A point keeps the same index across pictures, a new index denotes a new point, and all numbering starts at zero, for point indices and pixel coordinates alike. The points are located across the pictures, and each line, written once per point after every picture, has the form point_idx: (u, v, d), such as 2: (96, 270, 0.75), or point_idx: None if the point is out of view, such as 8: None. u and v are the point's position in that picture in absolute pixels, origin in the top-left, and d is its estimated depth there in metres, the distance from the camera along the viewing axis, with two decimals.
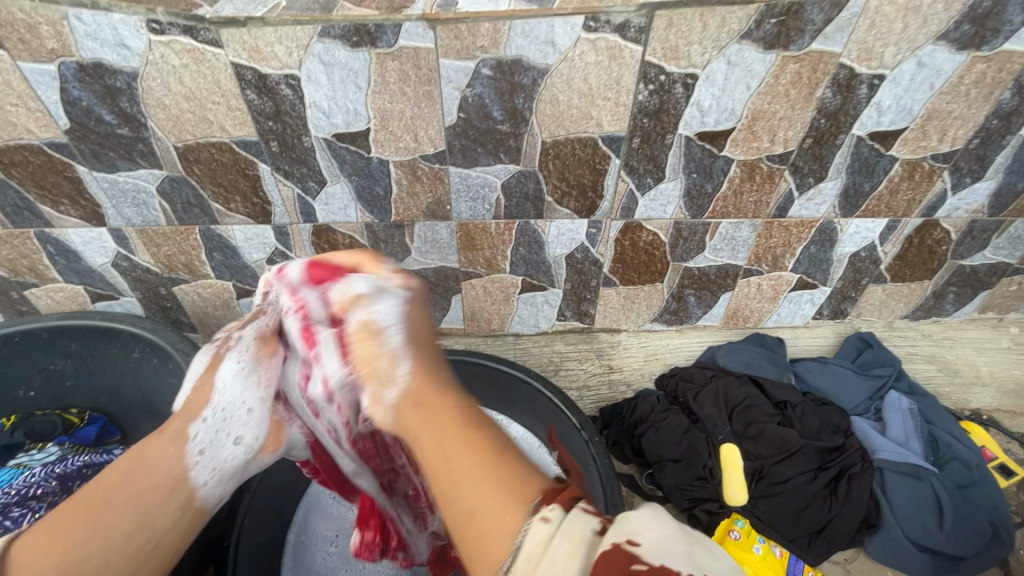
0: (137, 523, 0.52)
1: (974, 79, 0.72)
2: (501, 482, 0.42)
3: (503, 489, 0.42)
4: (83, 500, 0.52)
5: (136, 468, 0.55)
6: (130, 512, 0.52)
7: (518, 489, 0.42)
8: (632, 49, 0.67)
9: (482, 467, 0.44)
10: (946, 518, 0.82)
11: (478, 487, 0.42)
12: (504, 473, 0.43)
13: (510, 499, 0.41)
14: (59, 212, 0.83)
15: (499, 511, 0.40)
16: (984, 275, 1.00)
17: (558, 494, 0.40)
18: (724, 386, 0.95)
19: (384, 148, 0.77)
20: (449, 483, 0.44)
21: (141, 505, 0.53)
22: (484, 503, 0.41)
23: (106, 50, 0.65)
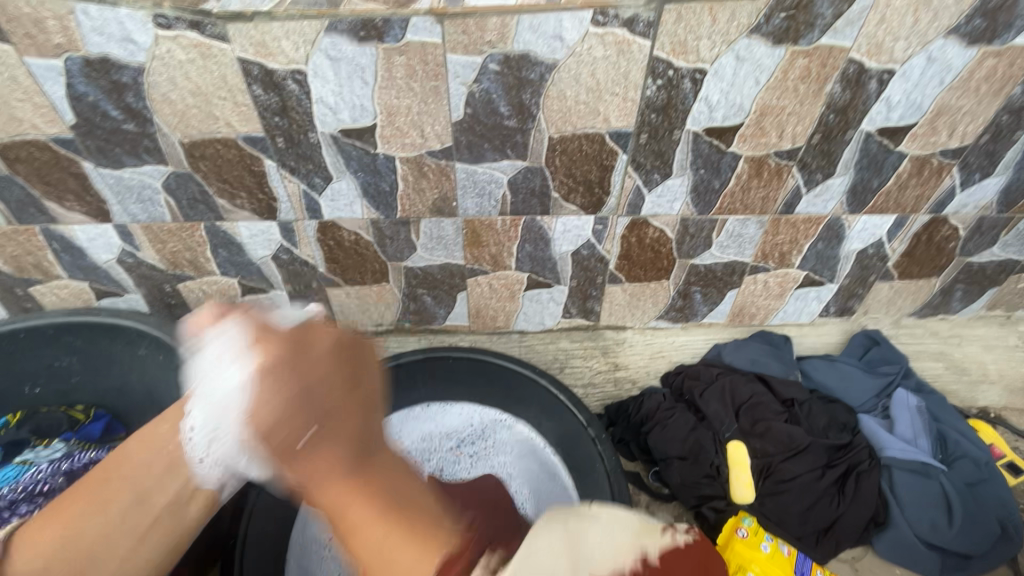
0: (137, 501, 0.65)
1: (985, 74, 0.71)
2: (411, 542, 0.46)
3: (408, 561, 0.45)
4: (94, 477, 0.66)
5: (128, 458, 0.67)
6: (129, 493, 0.65)
7: (427, 540, 0.47)
8: (640, 44, 0.67)
9: (394, 527, 0.47)
10: (954, 516, 0.82)
11: (389, 546, 0.46)
12: (413, 529, 0.47)
13: (416, 571, 0.44)
14: (64, 208, 0.83)
15: (403, 565, 0.45)
16: (992, 272, 0.99)
17: (454, 565, 0.44)
18: (730, 383, 0.94)
19: (391, 144, 0.76)
20: (366, 542, 0.48)
21: (137, 488, 0.65)
22: (394, 559, 0.45)
23: (112, 45, 0.65)
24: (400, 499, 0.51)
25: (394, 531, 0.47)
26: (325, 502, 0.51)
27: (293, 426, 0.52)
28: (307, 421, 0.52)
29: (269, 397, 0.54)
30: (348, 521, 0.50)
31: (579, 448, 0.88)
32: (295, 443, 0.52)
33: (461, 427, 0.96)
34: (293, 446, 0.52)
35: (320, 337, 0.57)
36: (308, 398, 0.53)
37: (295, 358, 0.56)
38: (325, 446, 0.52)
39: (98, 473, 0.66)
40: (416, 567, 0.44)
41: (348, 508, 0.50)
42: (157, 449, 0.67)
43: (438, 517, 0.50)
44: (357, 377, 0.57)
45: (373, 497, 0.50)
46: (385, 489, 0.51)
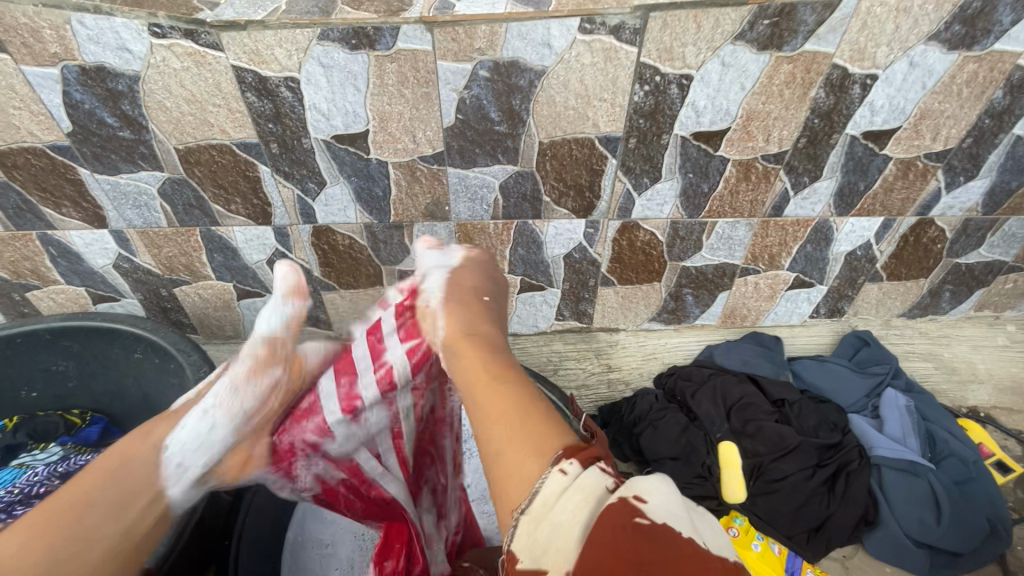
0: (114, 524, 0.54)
1: (966, 78, 0.73)
2: (527, 435, 0.45)
3: (533, 436, 0.45)
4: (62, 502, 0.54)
5: (112, 468, 0.58)
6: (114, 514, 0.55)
7: (539, 440, 0.44)
8: (627, 51, 0.68)
9: (515, 419, 0.46)
10: (943, 514, 0.83)
11: (506, 436, 0.45)
12: (534, 423, 0.46)
13: (537, 444, 0.44)
14: (61, 214, 0.84)
15: (519, 457, 0.43)
16: (979, 273, 1.01)
17: (580, 450, 0.42)
18: (722, 383, 0.95)
19: (383, 150, 0.77)
20: (491, 430, 0.47)
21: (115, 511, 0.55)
22: (508, 450, 0.44)
23: (108, 53, 0.66)
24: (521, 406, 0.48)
25: (515, 423, 0.46)
26: (471, 381, 0.53)
27: (476, 295, 0.65)
28: (473, 296, 0.65)
29: (472, 272, 0.69)
30: (490, 398, 0.50)
31: None
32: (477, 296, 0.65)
33: None
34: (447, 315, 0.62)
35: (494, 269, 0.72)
36: (490, 278, 0.69)
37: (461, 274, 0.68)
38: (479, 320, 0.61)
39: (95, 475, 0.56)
40: (529, 468, 0.42)
41: (480, 390, 0.51)
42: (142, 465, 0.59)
43: (548, 420, 0.46)
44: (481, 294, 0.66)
45: (509, 392, 0.50)
46: (502, 387, 0.50)
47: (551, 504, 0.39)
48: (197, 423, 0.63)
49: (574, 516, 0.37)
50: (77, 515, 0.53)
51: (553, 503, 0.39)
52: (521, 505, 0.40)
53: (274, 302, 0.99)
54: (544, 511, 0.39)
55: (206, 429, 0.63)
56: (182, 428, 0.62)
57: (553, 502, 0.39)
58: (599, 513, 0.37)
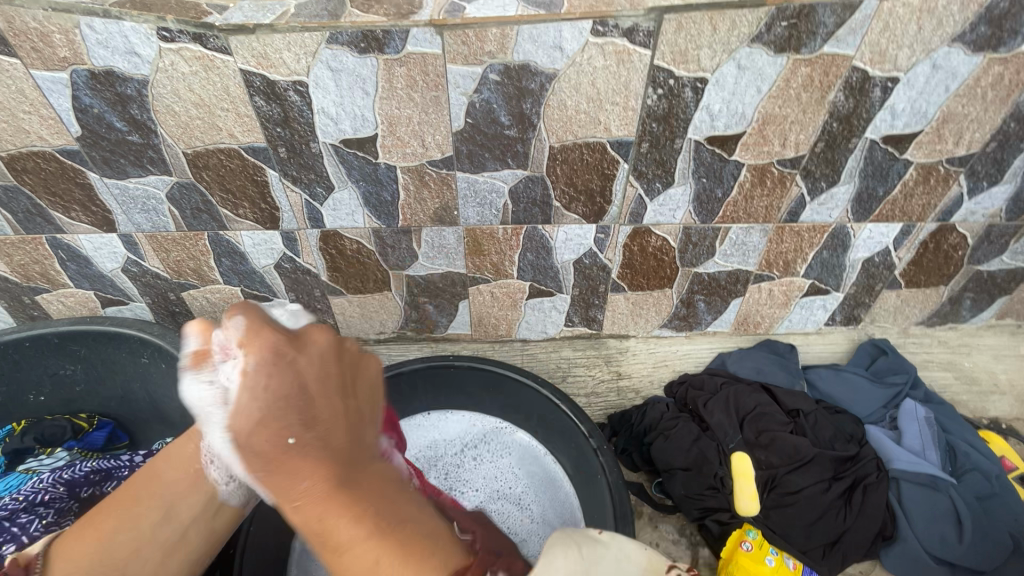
0: (164, 517, 0.59)
1: (991, 81, 0.70)
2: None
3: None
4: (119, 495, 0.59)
5: (159, 471, 0.61)
6: (152, 512, 0.59)
7: (411, 572, 0.41)
8: (640, 53, 0.66)
9: (396, 562, 0.42)
10: (964, 530, 0.80)
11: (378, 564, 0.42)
12: (401, 552, 0.42)
13: None
14: (70, 218, 0.84)
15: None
16: (1002, 281, 0.98)
17: (472, 574, 0.42)
18: (735, 393, 0.93)
19: (392, 155, 0.77)
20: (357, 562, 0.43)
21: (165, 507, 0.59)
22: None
23: (117, 57, 0.65)
24: (395, 519, 0.45)
25: (397, 562, 0.42)
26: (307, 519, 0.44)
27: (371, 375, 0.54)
28: (286, 425, 0.44)
29: (252, 396, 0.45)
30: (321, 526, 0.44)
31: (579, 455, 0.85)
32: (283, 434, 0.44)
33: (462, 435, 0.97)
34: (283, 446, 0.44)
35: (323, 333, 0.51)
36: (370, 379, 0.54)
37: (279, 363, 0.46)
38: (314, 449, 0.44)
39: (141, 479, 0.60)
40: None
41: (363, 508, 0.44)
42: (184, 464, 0.61)
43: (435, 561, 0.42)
44: (347, 384, 0.49)
45: (355, 513, 0.44)
46: (378, 505, 0.45)
47: None
48: (222, 424, 0.61)
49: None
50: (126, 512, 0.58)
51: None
52: None
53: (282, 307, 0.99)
54: None
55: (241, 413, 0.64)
56: None
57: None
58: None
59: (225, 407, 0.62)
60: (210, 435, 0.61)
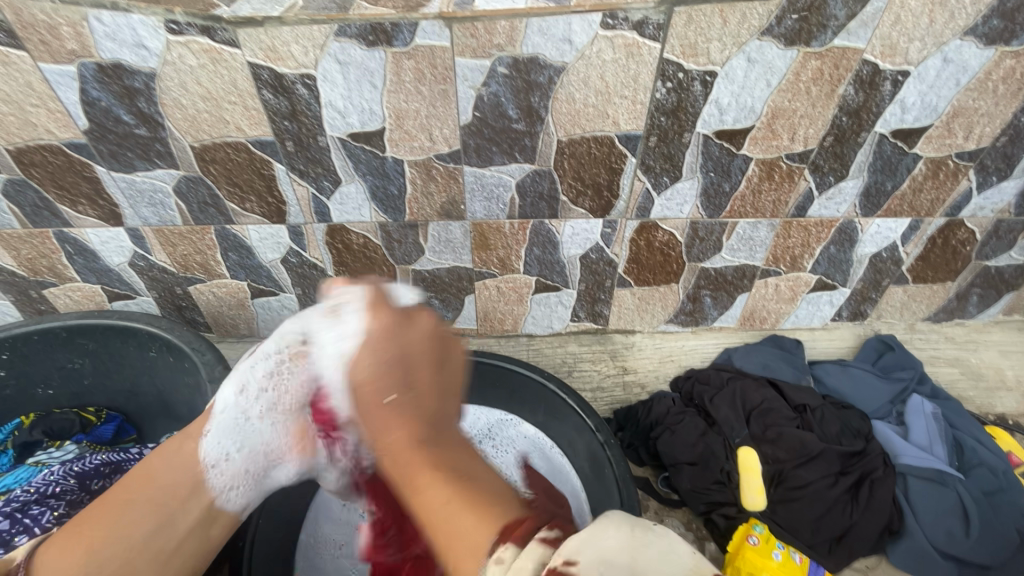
0: (157, 525, 0.55)
1: (1002, 75, 0.70)
2: (472, 513, 0.44)
3: (470, 520, 0.43)
4: (112, 499, 0.56)
5: (155, 470, 0.59)
6: (151, 518, 0.55)
7: (487, 514, 0.43)
8: (650, 47, 0.66)
9: (456, 502, 0.45)
10: (972, 526, 0.80)
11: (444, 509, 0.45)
12: (478, 502, 0.45)
13: (470, 541, 0.41)
14: (78, 212, 0.84)
15: (463, 533, 0.42)
16: (1009, 276, 0.97)
17: (518, 529, 0.41)
18: (741, 388, 0.93)
19: (399, 148, 0.76)
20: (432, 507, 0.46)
21: (161, 512, 0.56)
22: (458, 520, 0.44)
23: (125, 50, 0.65)
24: (463, 478, 0.48)
25: (463, 511, 0.44)
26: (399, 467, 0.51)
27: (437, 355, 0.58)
28: (388, 385, 0.54)
29: (369, 360, 0.57)
30: (423, 482, 0.48)
31: (585, 450, 0.85)
32: (380, 399, 0.54)
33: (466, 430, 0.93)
34: (380, 400, 0.54)
35: (421, 321, 0.60)
36: (404, 362, 0.56)
37: (390, 334, 0.58)
38: (408, 406, 0.53)
39: (133, 481, 0.57)
40: (475, 541, 0.41)
41: (421, 476, 0.49)
42: (185, 462, 0.60)
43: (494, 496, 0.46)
44: (438, 361, 0.58)
45: (443, 474, 0.48)
46: (454, 463, 0.50)
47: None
48: (230, 415, 0.65)
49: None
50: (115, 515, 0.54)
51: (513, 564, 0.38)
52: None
53: (288, 302, 0.99)
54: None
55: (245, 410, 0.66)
56: (220, 417, 0.65)
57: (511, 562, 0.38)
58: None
59: (238, 401, 0.66)
60: (214, 429, 0.64)
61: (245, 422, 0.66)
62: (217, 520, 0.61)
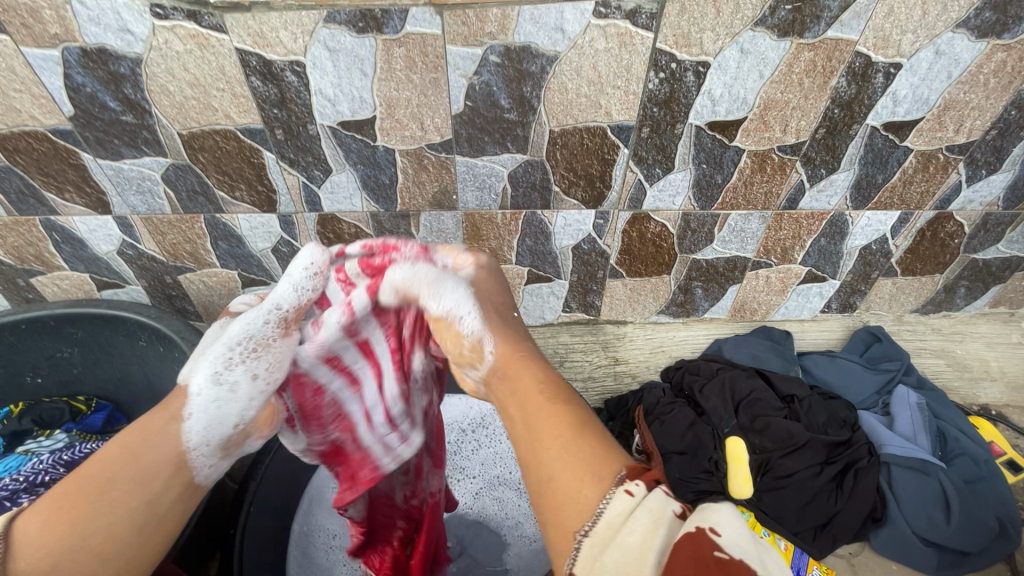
0: (146, 500, 0.46)
1: (994, 68, 0.70)
2: (582, 459, 0.40)
3: (591, 455, 0.40)
4: (84, 478, 0.45)
5: (136, 445, 0.48)
6: (138, 495, 0.45)
7: (597, 463, 0.40)
8: (643, 36, 0.66)
9: (569, 440, 0.42)
10: (952, 513, 0.82)
11: (566, 463, 0.40)
12: (594, 438, 0.42)
13: (593, 467, 0.39)
14: (64, 199, 0.83)
15: (576, 486, 0.39)
16: (996, 269, 0.99)
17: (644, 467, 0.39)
18: (731, 378, 0.94)
19: (390, 137, 0.76)
20: (546, 444, 0.43)
21: (148, 487, 0.46)
22: (564, 471, 0.40)
23: (109, 35, 0.64)
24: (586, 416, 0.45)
25: (570, 447, 0.41)
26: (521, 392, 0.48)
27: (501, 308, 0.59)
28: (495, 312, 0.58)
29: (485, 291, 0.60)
30: (542, 408, 0.45)
31: None
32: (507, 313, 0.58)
33: (460, 418, 0.95)
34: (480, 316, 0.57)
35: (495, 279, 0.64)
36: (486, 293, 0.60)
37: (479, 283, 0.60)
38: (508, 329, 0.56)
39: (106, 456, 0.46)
40: (587, 493, 0.38)
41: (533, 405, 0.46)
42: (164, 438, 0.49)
43: (602, 440, 0.42)
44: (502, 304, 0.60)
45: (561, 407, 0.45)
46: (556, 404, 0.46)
47: (617, 527, 0.35)
48: (207, 398, 0.53)
49: (643, 543, 0.33)
50: (146, 476, 0.46)
51: (620, 525, 0.35)
52: (583, 528, 0.36)
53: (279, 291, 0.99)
54: (611, 535, 0.34)
55: (221, 392, 0.54)
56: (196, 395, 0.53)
57: (620, 524, 0.35)
58: (676, 542, 0.32)
59: (215, 385, 0.54)
60: (196, 410, 0.52)
61: (231, 407, 0.54)
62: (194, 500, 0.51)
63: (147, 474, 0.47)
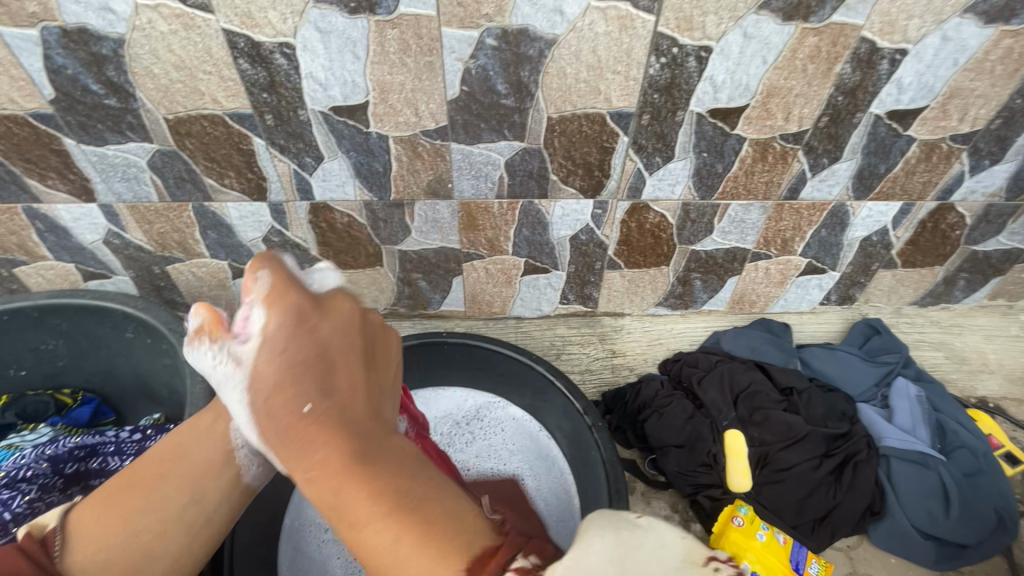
0: (191, 497, 0.56)
1: (1000, 55, 0.69)
2: (416, 572, 0.37)
3: (425, 564, 0.37)
4: (144, 471, 0.56)
5: (186, 447, 0.58)
6: (184, 492, 0.56)
7: (444, 551, 0.38)
8: (644, 19, 0.64)
9: (405, 552, 0.38)
10: (951, 506, 0.81)
11: (404, 567, 0.38)
12: (427, 532, 0.39)
13: None
14: (47, 186, 0.81)
15: None
16: (996, 261, 0.98)
17: (488, 564, 0.37)
18: (729, 370, 0.93)
19: (383, 123, 0.74)
20: (377, 557, 0.39)
21: (195, 484, 0.56)
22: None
23: (90, 14, 0.62)
24: (416, 500, 0.41)
25: (405, 556, 0.38)
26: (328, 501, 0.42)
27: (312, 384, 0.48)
28: (305, 390, 0.47)
29: (279, 356, 0.50)
30: (363, 527, 0.40)
31: (571, 430, 0.85)
32: (310, 401, 0.47)
33: (454, 411, 0.93)
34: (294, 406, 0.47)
35: (340, 307, 0.54)
36: (318, 357, 0.49)
37: (305, 329, 0.51)
38: (331, 414, 0.46)
39: (163, 455, 0.57)
40: None
41: (355, 516, 0.41)
42: (206, 441, 0.58)
43: (458, 525, 0.40)
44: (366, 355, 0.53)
45: (384, 506, 0.40)
46: (395, 489, 0.41)
47: None
48: None
49: None
50: (192, 475, 0.56)
51: None
52: None
53: None
54: None
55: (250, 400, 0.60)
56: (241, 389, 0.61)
57: None
58: None
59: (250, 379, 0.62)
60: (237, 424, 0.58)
61: None
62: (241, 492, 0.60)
63: (193, 473, 0.57)
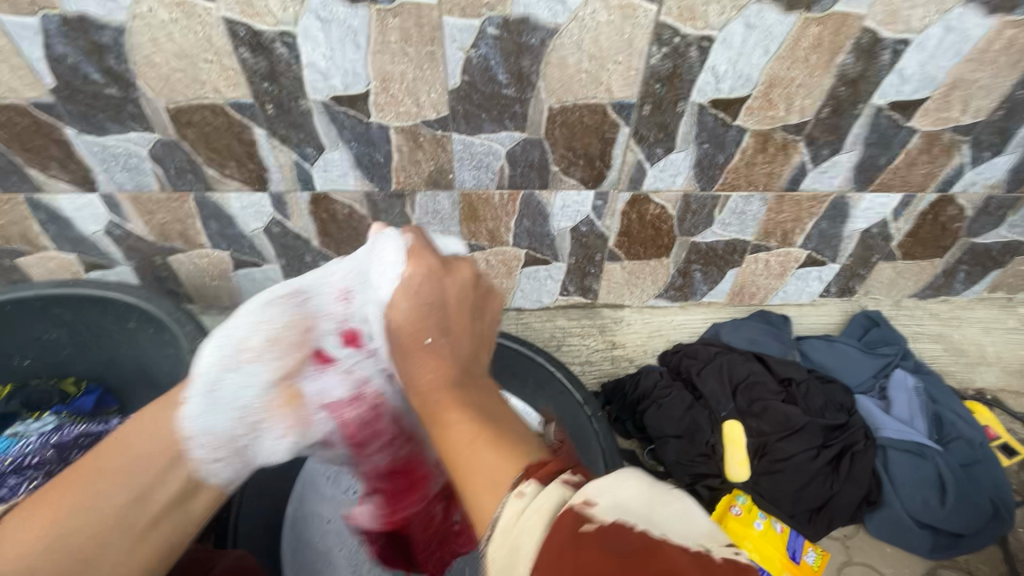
0: (134, 495, 0.49)
1: (1003, 45, 0.69)
2: (490, 460, 0.42)
3: (494, 460, 0.41)
4: (75, 469, 0.49)
5: (127, 440, 0.51)
6: (127, 490, 0.49)
7: (509, 454, 0.42)
8: (646, 8, 0.64)
9: (484, 450, 0.43)
10: (948, 496, 0.82)
11: (482, 467, 0.42)
12: (497, 444, 0.43)
13: (493, 476, 0.40)
14: (48, 176, 0.81)
15: (492, 474, 0.40)
16: (996, 254, 0.98)
17: (541, 468, 0.39)
18: (729, 361, 0.93)
19: (384, 113, 0.74)
20: (457, 448, 0.45)
21: (137, 482, 0.50)
22: (483, 466, 0.42)
23: (90, 2, 0.61)
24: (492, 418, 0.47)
25: (481, 450, 0.43)
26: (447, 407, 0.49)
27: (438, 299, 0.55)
28: (428, 327, 0.55)
29: (416, 304, 0.56)
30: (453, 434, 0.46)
31: (571, 420, 0.85)
32: (423, 340, 0.54)
33: None
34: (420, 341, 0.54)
35: (459, 268, 0.58)
36: (437, 309, 0.55)
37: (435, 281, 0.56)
38: (444, 350, 0.54)
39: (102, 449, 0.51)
40: (491, 493, 0.39)
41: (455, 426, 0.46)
42: (159, 428, 0.52)
43: (528, 445, 0.44)
44: (458, 307, 0.57)
45: (467, 412, 0.48)
46: (477, 405, 0.49)
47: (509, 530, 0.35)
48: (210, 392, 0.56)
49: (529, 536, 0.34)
50: (134, 468, 0.50)
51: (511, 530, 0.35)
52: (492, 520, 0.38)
53: (272, 273, 0.97)
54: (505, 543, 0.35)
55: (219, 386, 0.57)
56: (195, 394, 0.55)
57: (512, 526, 0.36)
58: (550, 531, 0.33)
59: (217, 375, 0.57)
60: (195, 394, 0.55)
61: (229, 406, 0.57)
62: (195, 495, 0.55)
63: (138, 466, 0.50)
